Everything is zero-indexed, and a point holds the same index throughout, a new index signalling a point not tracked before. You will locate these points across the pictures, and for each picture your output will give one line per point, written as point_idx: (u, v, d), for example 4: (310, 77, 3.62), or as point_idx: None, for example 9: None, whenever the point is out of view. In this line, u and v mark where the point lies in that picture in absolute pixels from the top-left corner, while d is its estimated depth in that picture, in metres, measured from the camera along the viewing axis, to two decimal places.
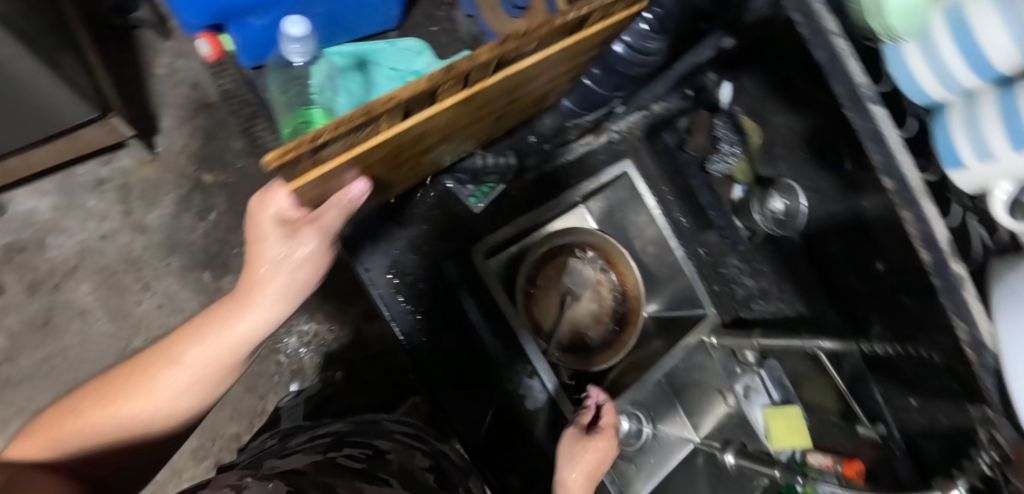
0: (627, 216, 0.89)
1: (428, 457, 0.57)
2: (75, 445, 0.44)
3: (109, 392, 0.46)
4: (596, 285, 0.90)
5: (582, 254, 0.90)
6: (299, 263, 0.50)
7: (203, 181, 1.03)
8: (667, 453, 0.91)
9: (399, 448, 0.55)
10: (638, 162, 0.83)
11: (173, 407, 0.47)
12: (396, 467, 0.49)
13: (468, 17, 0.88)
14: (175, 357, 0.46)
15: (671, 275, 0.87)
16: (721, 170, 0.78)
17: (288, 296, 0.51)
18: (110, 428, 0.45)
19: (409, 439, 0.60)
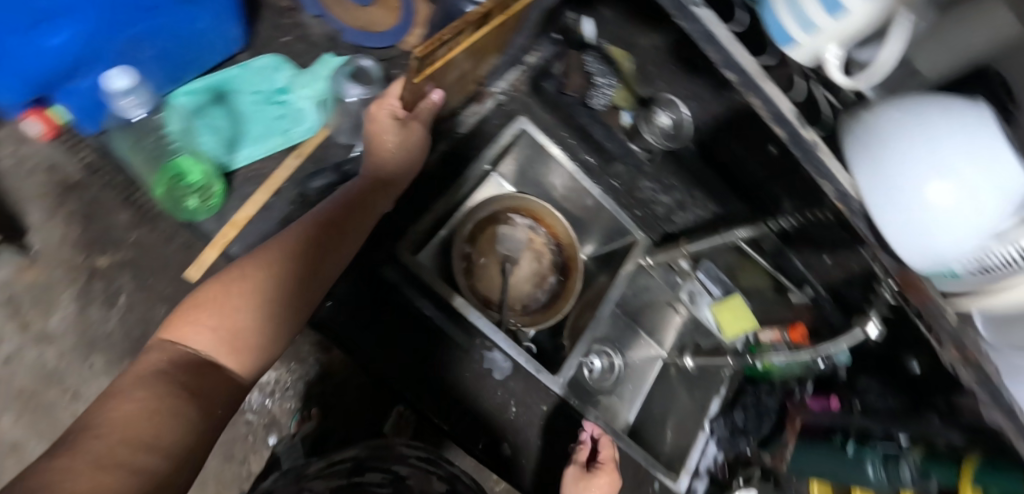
0: (539, 172, 0.91)
1: (442, 480, 0.60)
2: (207, 331, 0.52)
3: (214, 302, 0.54)
4: (531, 243, 0.93)
5: (512, 219, 0.92)
6: (354, 200, 0.68)
7: (97, 266, 0.93)
8: (639, 375, 0.98)
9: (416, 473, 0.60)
10: (531, 119, 0.85)
11: (232, 334, 0.52)
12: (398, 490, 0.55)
13: (317, 17, 0.83)
14: (243, 287, 0.55)
15: (595, 213, 0.90)
16: (603, 103, 0.80)
17: (365, 223, 0.68)
18: (235, 319, 0.53)
19: (422, 461, 0.63)
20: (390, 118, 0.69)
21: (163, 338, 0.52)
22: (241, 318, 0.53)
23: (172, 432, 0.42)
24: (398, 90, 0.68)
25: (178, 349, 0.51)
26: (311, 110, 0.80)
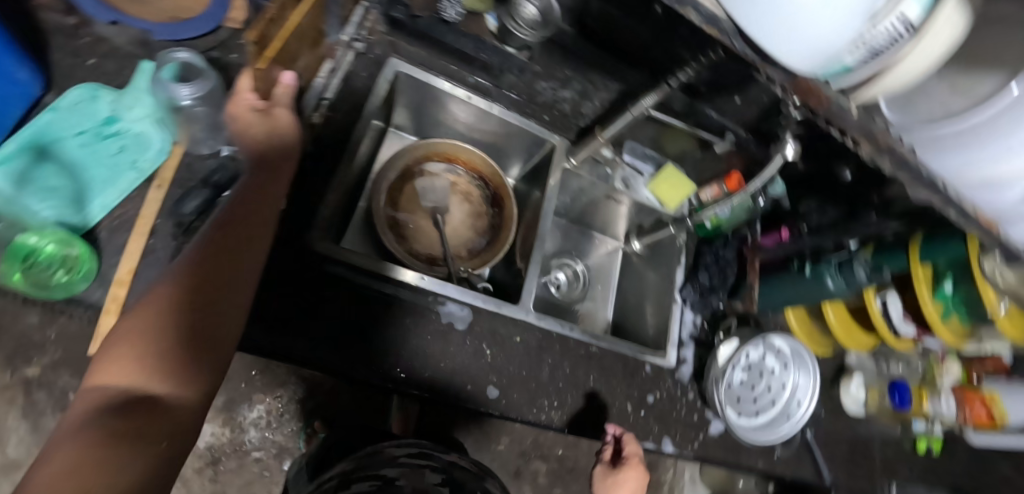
0: (434, 111, 0.84)
1: (437, 470, 0.58)
2: (134, 372, 0.37)
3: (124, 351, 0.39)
4: (455, 186, 0.89)
5: (426, 169, 0.87)
6: (241, 200, 0.51)
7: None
8: (604, 272, 0.99)
9: (408, 471, 0.56)
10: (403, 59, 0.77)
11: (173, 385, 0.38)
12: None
13: (113, 23, 0.67)
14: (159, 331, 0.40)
15: (506, 134, 0.86)
16: (458, 13, 0.74)
17: (267, 220, 0.52)
18: (146, 357, 0.38)
19: (416, 458, 0.59)
20: (251, 113, 0.57)
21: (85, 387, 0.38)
22: (160, 356, 0.38)
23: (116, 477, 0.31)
24: (247, 76, 0.56)
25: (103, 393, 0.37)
26: (154, 132, 0.65)
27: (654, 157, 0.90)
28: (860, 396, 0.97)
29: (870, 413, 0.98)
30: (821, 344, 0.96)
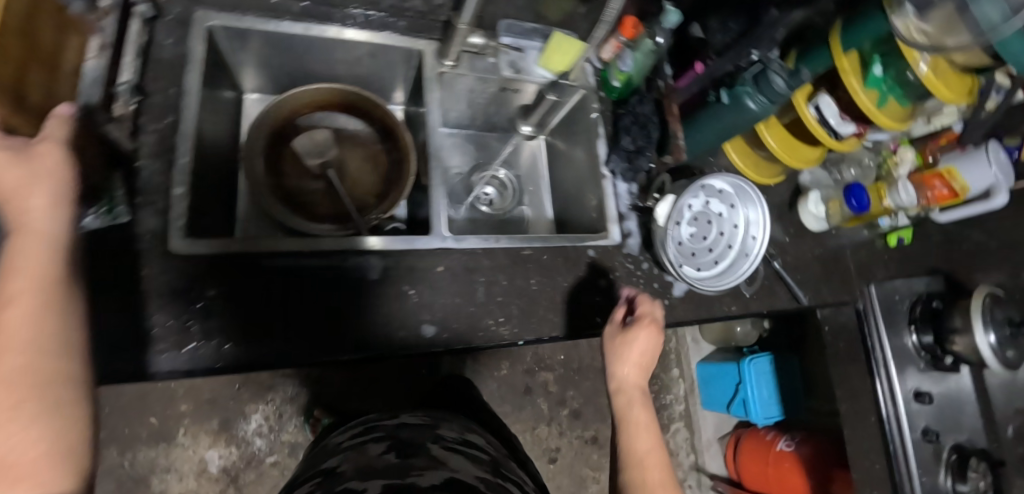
0: (277, 57, 0.73)
1: (382, 440, 0.71)
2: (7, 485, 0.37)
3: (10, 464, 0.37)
4: (339, 133, 0.80)
5: (301, 123, 0.78)
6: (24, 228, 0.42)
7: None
8: (531, 173, 0.93)
9: (352, 455, 0.68)
10: (211, 9, 0.64)
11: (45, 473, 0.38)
12: (370, 464, 0.63)
13: None
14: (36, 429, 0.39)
15: (367, 56, 0.75)
16: None
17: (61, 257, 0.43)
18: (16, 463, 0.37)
19: (359, 437, 0.74)
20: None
21: None
22: (42, 444, 0.38)
23: None
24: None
25: None
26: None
27: (539, 29, 0.79)
28: (820, 211, 0.93)
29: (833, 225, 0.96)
30: (767, 169, 0.92)
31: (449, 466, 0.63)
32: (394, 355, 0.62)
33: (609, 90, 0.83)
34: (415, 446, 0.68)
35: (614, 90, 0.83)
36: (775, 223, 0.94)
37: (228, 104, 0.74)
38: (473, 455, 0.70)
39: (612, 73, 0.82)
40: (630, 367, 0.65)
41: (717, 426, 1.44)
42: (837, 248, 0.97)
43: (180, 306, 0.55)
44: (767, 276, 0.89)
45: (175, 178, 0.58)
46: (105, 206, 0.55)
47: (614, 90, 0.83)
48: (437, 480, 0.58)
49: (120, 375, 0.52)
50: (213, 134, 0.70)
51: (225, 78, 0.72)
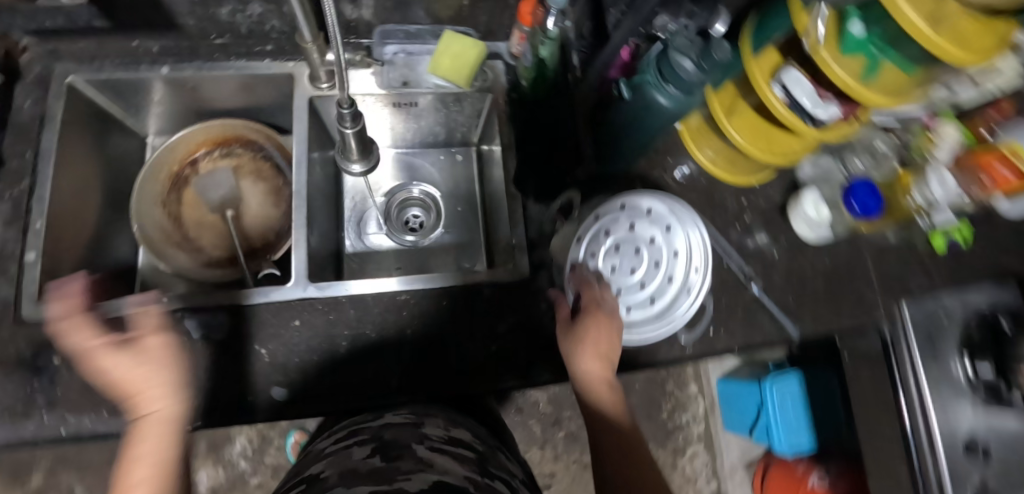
0: (161, 101, 0.71)
1: (366, 440, 0.48)
2: None
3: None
4: (240, 169, 0.76)
5: (201, 164, 0.76)
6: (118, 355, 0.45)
7: (38, 484, 1.01)
8: (466, 191, 0.82)
9: (333, 459, 0.46)
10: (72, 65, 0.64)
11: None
12: (346, 468, 0.43)
13: None
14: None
15: (246, 88, 0.71)
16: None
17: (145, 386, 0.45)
18: None
19: (347, 438, 0.50)
20: None
21: None
22: None
23: None
24: None
25: None
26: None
27: (430, 29, 0.70)
28: (822, 216, 0.72)
29: (840, 233, 0.74)
30: (741, 168, 0.73)
31: (435, 468, 0.42)
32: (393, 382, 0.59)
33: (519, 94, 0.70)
34: (398, 446, 0.46)
35: (524, 92, 0.69)
36: (759, 232, 0.75)
37: (124, 154, 0.74)
38: (461, 452, 0.49)
39: (519, 71, 0.69)
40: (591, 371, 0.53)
41: (745, 450, 1.24)
42: (849, 257, 0.76)
43: (27, 373, 0.55)
44: (744, 301, 0.71)
45: (27, 245, 0.58)
46: None
47: (524, 92, 0.69)
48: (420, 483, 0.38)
49: None
50: (101, 187, 0.70)
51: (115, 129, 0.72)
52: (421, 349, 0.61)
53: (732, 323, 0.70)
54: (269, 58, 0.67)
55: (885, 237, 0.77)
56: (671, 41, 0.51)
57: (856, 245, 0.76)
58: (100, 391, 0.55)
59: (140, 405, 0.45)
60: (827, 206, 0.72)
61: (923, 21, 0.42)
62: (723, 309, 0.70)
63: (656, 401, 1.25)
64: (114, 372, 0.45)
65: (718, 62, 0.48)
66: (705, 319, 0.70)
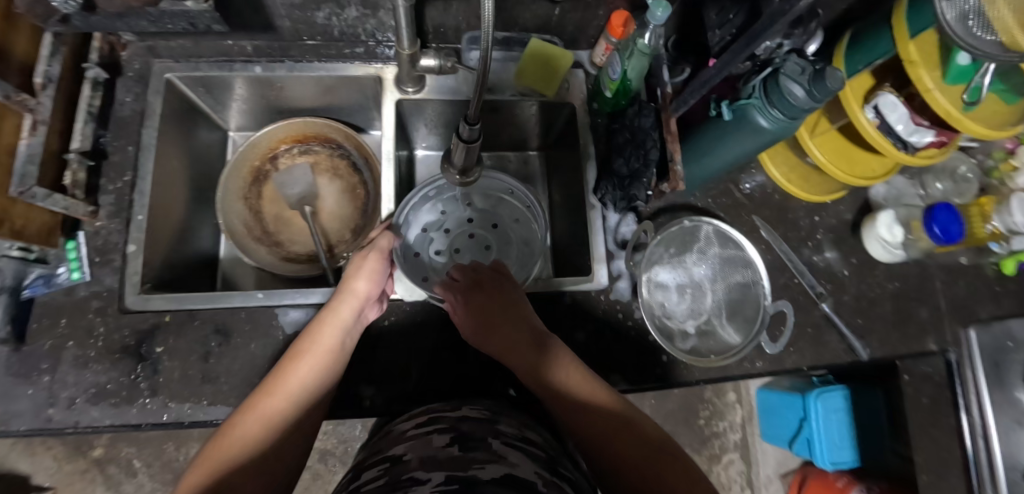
0: (248, 99, 0.74)
1: (446, 430, 0.49)
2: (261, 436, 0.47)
3: (216, 447, 0.46)
4: (317, 166, 0.78)
5: (279, 161, 0.78)
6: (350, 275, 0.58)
7: (99, 456, 1.03)
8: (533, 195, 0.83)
9: (414, 443, 0.47)
10: (173, 64, 0.66)
11: (269, 475, 0.46)
12: (425, 458, 0.44)
13: None
14: (244, 432, 0.47)
15: (331, 89, 0.72)
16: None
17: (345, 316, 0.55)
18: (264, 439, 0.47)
19: (426, 425, 0.51)
20: None
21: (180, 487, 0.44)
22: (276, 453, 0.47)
23: (282, 443, 0.48)
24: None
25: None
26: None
27: (515, 37, 0.72)
28: (896, 238, 0.72)
29: (917, 255, 0.74)
30: (813, 185, 0.75)
31: (507, 462, 0.44)
32: (459, 381, 0.63)
33: (603, 102, 0.70)
34: (477, 438, 0.47)
35: (608, 102, 0.70)
36: (829, 249, 0.75)
37: (208, 149, 0.76)
38: (535, 450, 0.48)
39: (604, 81, 0.68)
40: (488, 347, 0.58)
41: (780, 460, 1.26)
42: (917, 278, 0.76)
43: (131, 360, 0.57)
44: (813, 319, 0.72)
45: (130, 236, 0.61)
46: (69, 264, 0.59)
47: (607, 102, 0.70)
48: (493, 477, 0.41)
49: (76, 427, 0.55)
50: (190, 180, 0.72)
51: (202, 125, 0.74)
52: (482, 355, 0.64)
53: (801, 341, 0.71)
54: (358, 61, 0.69)
55: (954, 259, 0.77)
56: (779, 67, 0.51)
57: (924, 267, 0.76)
58: (199, 382, 0.57)
59: (340, 297, 0.56)
60: (902, 228, 0.72)
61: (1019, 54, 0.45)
62: (794, 328, 0.71)
63: (693, 406, 1.26)
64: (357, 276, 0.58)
65: (830, 92, 0.47)
66: (786, 330, 0.69)
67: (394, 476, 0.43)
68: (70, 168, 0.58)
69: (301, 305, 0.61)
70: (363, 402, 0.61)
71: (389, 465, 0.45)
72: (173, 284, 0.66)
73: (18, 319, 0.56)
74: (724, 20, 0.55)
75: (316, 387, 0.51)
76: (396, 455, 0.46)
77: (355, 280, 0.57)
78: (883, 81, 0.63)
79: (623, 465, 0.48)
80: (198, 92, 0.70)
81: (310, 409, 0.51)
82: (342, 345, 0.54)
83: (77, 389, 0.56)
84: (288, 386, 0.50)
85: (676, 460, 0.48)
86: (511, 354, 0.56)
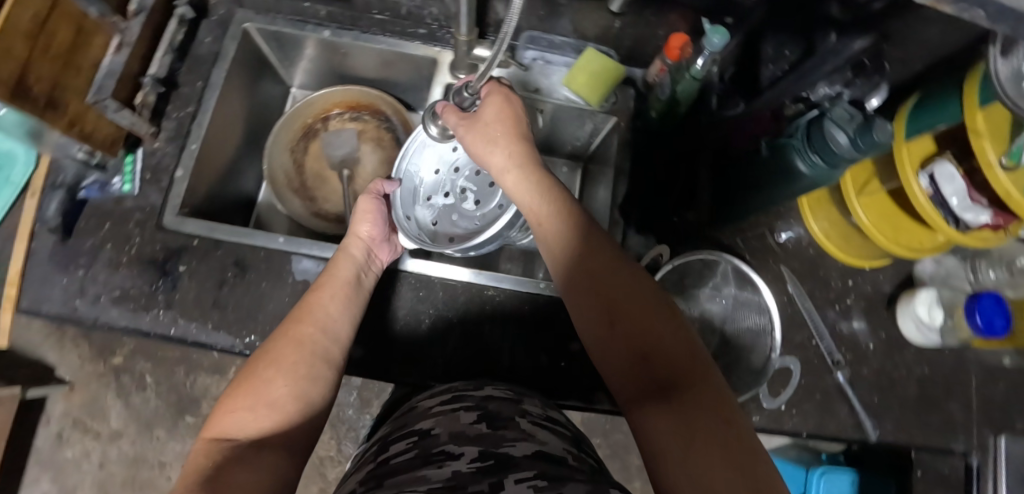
0: (313, 60, 0.78)
1: (473, 407, 0.47)
2: (294, 378, 0.46)
3: (251, 377, 0.46)
4: (363, 134, 0.82)
5: (330, 123, 0.82)
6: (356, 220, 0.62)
7: (117, 364, 1.10)
8: None
9: (441, 418, 0.46)
10: (253, 15, 0.71)
11: (302, 402, 0.46)
12: (455, 433, 0.43)
13: None
14: (274, 359, 0.47)
15: (390, 64, 0.76)
16: None
17: (354, 255, 0.60)
18: (299, 375, 0.47)
19: (449, 403, 0.49)
20: None
21: (205, 437, 0.42)
22: (308, 394, 0.47)
23: (315, 390, 0.47)
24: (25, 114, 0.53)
25: (225, 443, 0.41)
26: (17, 146, 0.66)
27: (573, 43, 0.71)
28: (934, 321, 0.67)
29: (954, 343, 0.69)
30: (855, 247, 0.71)
31: (538, 440, 0.42)
32: (460, 367, 0.64)
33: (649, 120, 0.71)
34: (504, 417, 0.46)
35: (654, 121, 0.70)
36: (856, 318, 0.71)
37: (269, 100, 0.81)
38: (562, 430, 0.47)
39: (651, 101, 0.69)
40: (495, 150, 0.52)
41: None
42: (949, 369, 0.71)
43: (155, 273, 0.62)
44: (823, 385, 0.68)
45: (180, 162, 0.66)
46: (124, 177, 0.64)
47: (651, 120, 0.70)
48: (526, 453, 0.40)
49: (95, 321, 0.60)
50: (246, 124, 0.77)
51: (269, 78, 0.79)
52: (483, 346, 0.65)
53: (806, 405, 0.67)
54: (420, 41, 0.72)
55: (997, 359, 0.71)
56: (827, 110, 0.49)
57: (960, 358, 0.71)
58: (209, 306, 0.61)
59: (348, 242, 0.61)
60: (942, 312, 0.67)
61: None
62: (801, 389, 0.67)
63: None
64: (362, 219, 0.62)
65: (876, 144, 0.45)
66: (788, 390, 0.66)
67: (429, 450, 0.41)
68: (142, 90, 0.64)
69: (316, 257, 0.64)
70: (364, 369, 0.63)
71: (415, 440, 0.43)
72: (209, 215, 0.71)
73: (70, 215, 0.62)
74: (779, 55, 0.57)
75: (340, 317, 0.54)
76: (422, 431, 0.45)
77: (361, 222, 0.61)
78: (945, 149, 0.59)
79: (618, 312, 0.42)
80: (270, 46, 0.75)
81: (338, 339, 0.52)
82: (358, 278, 0.58)
83: (104, 288, 0.61)
84: (316, 314, 0.52)
85: (677, 315, 0.42)
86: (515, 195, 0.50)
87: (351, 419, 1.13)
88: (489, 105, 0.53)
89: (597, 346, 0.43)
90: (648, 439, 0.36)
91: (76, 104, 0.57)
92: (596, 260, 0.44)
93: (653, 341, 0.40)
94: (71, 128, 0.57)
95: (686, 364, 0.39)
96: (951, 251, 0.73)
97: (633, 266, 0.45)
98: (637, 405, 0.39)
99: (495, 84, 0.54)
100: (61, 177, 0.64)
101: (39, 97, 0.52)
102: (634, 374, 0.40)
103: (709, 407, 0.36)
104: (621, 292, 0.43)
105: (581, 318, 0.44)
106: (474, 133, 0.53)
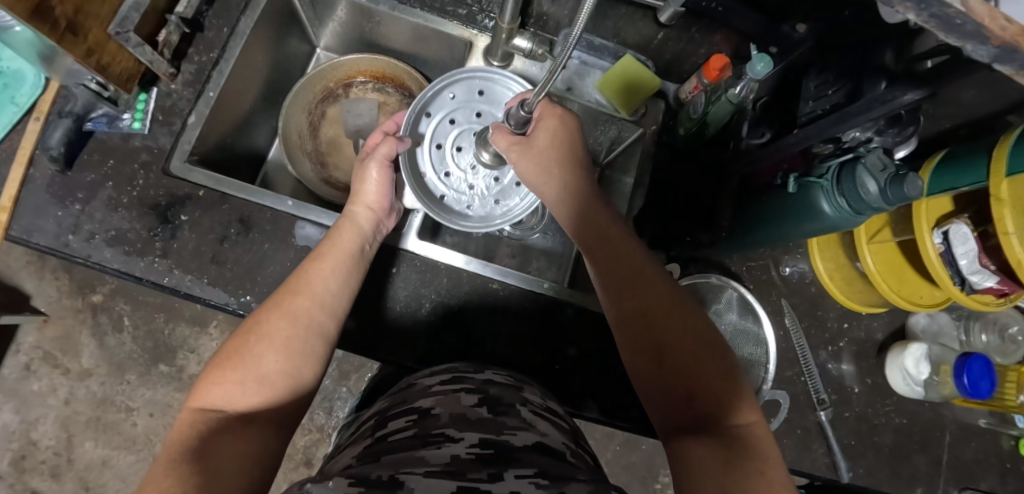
0: (345, 22, 0.76)
1: (474, 391, 0.47)
2: (285, 353, 0.45)
3: (239, 350, 0.44)
4: (384, 106, 0.81)
5: (352, 91, 0.80)
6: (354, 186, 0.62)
7: (97, 302, 1.07)
8: None
9: (442, 398, 0.46)
10: None
11: (291, 380, 0.45)
12: (456, 416, 0.42)
13: None
14: (265, 332, 0.45)
15: (423, 39, 0.74)
16: None
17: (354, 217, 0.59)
18: (291, 348, 0.45)
19: (451, 384, 0.49)
20: None
21: (188, 408, 0.41)
22: (297, 368, 0.45)
23: (305, 368, 0.46)
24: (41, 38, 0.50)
25: (209, 415, 0.40)
26: (28, 66, 0.64)
27: (612, 48, 0.72)
28: (921, 374, 0.68)
29: (935, 398, 0.70)
30: (855, 290, 0.72)
31: (538, 431, 0.42)
32: (451, 352, 0.63)
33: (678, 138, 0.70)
34: (505, 404, 0.46)
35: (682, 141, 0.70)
36: (846, 361, 0.72)
37: (293, 57, 0.78)
38: (561, 423, 0.48)
39: (680, 119, 0.69)
40: (550, 179, 0.57)
41: None
42: (928, 423, 0.72)
43: (155, 219, 0.60)
44: (805, 423, 0.69)
45: (195, 108, 0.64)
46: (135, 114, 0.62)
47: (680, 138, 0.70)
48: (526, 444, 0.39)
49: (87, 260, 0.58)
50: (266, 78, 0.75)
51: (298, 35, 0.77)
52: (478, 336, 0.64)
53: (786, 438, 0.68)
54: (459, 21, 0.70)
55: (974, 419, 0.73)
56: (863, 156, 0.49)
57: (939, 413, 0.72)
58: (208, 260, 0.59)
59: (349, 207, 0.60)
60: (930, 367, 0.68)
61: (1018, 235, 0.48)
62: (783, 423, 0.68)
63: (655, 467, 1.19)
64: (367, 186, 0.61)
65: (905, 196, 0.45)
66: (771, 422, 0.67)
67: (430, 432, 0.40)
68: (166, 28, 0.61)
69: (321, 225, 0.62)
70: (354, 341, 0.63)
71: (411, 422, 0.43)
72: (218, 166, 0.69)
73: (74, 145, 0.60)
74: (821, 94, 0.56)
75: (337, 289, 0.51)
76: (419, 410, 0.44)
77: (359, 183, 0.61)
78: (962, 210, 0.61)
79: (667, 348, 0.44)
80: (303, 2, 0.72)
81: (335, 314, 0.50)
82: (359, 251, 0.56)
83: (99, 227, 0.59)
84: (314, 286, 0.50)
85: (721, 354, 0.44)
86: (570, 224, 0.55)
87: (326, 390, 1.12)
88: (542, 130, 0.58)
89: (642, 378, 0.45)
90: (685, 465, 0.37)
91: (94, 31, 0.54)
92: (649, 297, 0.47)
93: (700, 379, 0.42)
94: (87, 58, 0.54)
95: (727, 405, 0.41)
96: (946, 308, 0.75)
97: (687, 307, 0.47)
98: (676, 434, 0.40)
99: (549, 108, 0.59)
100: (70, 105, 0.60)
101: (60, 19, 0.50)
102: (676, 408, 0.42)
103: (753, 447, 0.38)
104: (674, 332, 0.45)
105: (628, 348, 0.46)
106: (530, 157, 0.57)
